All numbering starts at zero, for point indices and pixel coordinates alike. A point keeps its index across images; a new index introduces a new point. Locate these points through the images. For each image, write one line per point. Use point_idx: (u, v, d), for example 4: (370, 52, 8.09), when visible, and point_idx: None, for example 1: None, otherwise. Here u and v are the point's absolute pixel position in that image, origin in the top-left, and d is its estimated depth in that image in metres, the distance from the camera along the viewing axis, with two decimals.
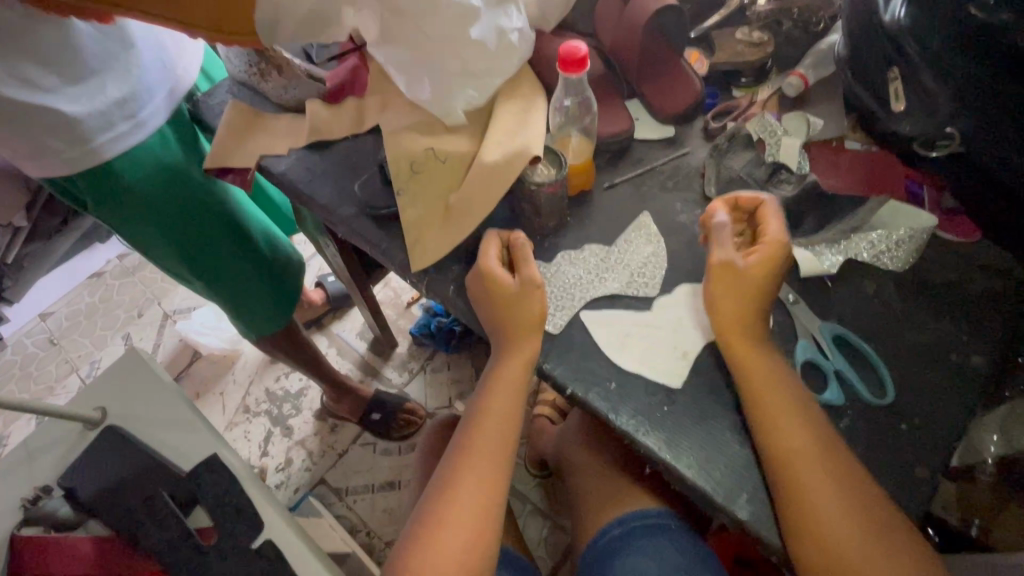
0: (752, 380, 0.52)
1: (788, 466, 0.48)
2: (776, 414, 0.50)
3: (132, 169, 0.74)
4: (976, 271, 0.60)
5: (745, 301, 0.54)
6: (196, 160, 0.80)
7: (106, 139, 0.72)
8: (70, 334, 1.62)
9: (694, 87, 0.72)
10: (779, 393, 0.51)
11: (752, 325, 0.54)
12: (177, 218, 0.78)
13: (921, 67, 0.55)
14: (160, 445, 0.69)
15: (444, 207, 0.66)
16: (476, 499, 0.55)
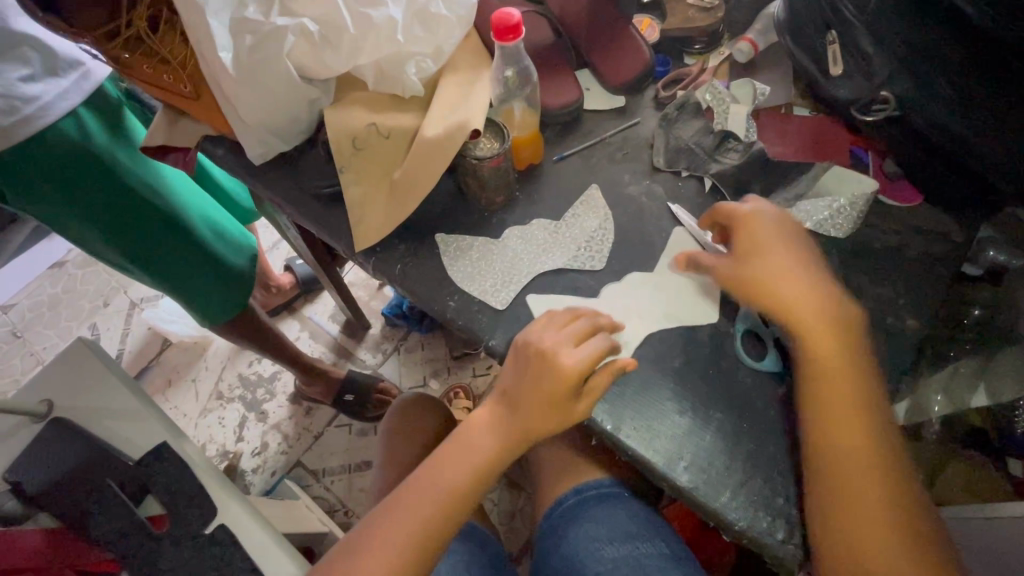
0: (820, 352, 0.50)
1: (829, 446, 0.48)
2: (831, 391, 0.49)
3: (46, 151, 0.74)
4: (915, 236, 0.61)
5: (800, 298, 0.52)
6: (120, 142, 0.79)
7: (9, 123, 0.71)
8: (33, 326, 1.58)
9: (643, 55, 0.71)
10: (839, 369, 0.50)
11: (818, 321, 0.51)
12: (98, 209, 0.79)
13: (858, 28, 0.54)
14: (108, 435, 0.68)
15: (387, 184, 0.64)
16: (417, 520, 0.53)
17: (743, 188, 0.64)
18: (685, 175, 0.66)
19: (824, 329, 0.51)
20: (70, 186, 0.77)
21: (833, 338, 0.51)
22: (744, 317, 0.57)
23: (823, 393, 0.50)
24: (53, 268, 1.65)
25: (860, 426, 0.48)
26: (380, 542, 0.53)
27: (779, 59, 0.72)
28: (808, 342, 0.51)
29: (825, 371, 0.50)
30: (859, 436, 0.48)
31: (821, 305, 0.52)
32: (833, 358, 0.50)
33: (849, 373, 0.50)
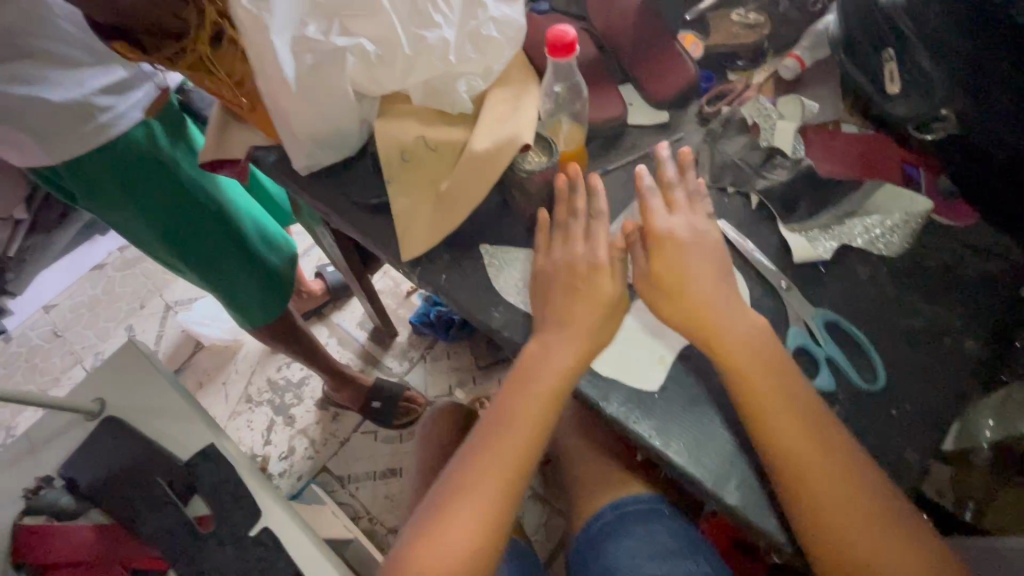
0: (738, 370, 0.52)
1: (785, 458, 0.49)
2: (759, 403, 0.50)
3: (107, 156, 0.77)
4: (970, 255, 0.60)
5: (746, 352, 0.52)
6: (181, 148, 0.82)
7: (86, 129, 0.74)
8: (74, 326, 1.63)
9: (688, 71, 0.71)
10: (763, 378, 0.51)
11: (762, 371, 0.52)
12: (158, 209, 0.81)
13: (916, 46, 0.54)
14: (157, 435, 0.70)
15: (433, 197, 0.66)
16: (479, 504, 0.54)
17: (791, 204, 0.63)
18: (730, 191, 0.66)
19: (762, 384, 0.51)
20: (133, 187, 0.79)
21: (774, 386, 0.51)
22: (793, 334, 0.56)
23: (762, 420, 0.50)
24: (93, 270, 1.71)
25: (832, 473, 0.48)
26: (444, 526, 0.53)
27: (825, 76, 0.71)
28: (748, 399, 0.51)
29: (769, 425, 0.50)
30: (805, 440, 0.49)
31: (767, 353, 0.53)
32: (772, 412, 0.50)
33: (800, 417, 0.50)
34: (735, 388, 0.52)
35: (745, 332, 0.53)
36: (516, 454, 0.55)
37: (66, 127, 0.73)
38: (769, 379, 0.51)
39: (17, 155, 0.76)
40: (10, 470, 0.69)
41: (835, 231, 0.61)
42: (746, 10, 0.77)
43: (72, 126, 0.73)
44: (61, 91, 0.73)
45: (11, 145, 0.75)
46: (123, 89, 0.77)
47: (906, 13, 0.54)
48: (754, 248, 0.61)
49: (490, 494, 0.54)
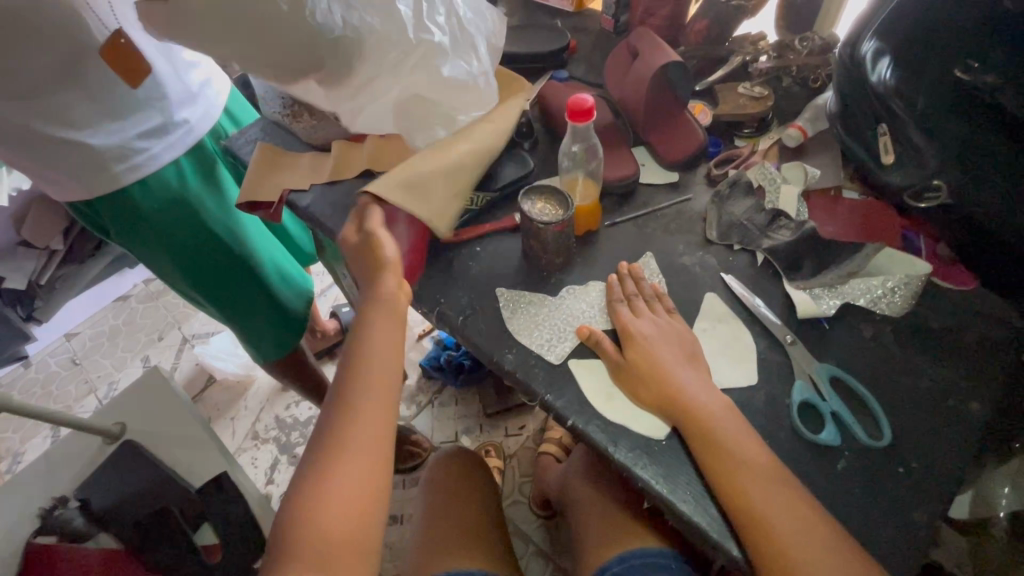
0: (692, 413, 0.54)
1: (743, 498, 0.49)
2: (718, 444, 0.52)
3: (148, 196, 0.83)
4: (973, 319, 0.62)
5: (727, 437, 0.52)
6: (211, 191, 0.89)
7: (118, 170, 0.80)
8: (92, 355, 1.67)
9: (697, 136, 0.77)
10: (722, 421, 0.53)
11: (732, 435, 0.52)
12: (187, 249, 0.87)
13: (907, 122, 0.59)
14: (174, 463, 0.73)
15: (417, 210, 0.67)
16: (362, 442, 0.55)
17: (796, 262, 0.66)
18: (737, 249, 0.69)
19: (734, 455, 0.51)
20: (167, 227, 0.85)
21: (757, 472, 0.50)
22: (799, 388, 0.58)
23: (726, 461, 0.51)
24: (117, 302, 1.77)
25: (799, 523, 0.48)
26: (327, 479, 0.53)
27: (827, 146, 0.76)
28: (733, 487, 0.50)
29: (756, 513, 0.49)
30: (771, 482, 0.50)
31: (742, 428, 0.53)
32: (751, 485, 0.50)
33: (790, 502, 0.49)
34: (705, 447, 0.52)
35: (722, 409, 0.54)
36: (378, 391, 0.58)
37: (100, 166, 0.79)
38: (751, 464, 0.51)
39: (54, 189, 0.82)
40: (23, 488, 0.70)
41: (839, 289, 0.64)
42: (752, 83, 0.83)
43: (106, 163, 0.79)
44: (99, 133, 0.78)
45: (49, 181, 0.81)
46: (157, 129, 0.82)
47: (897, 93, 0.59)
48: (760, 303, 0.64)
49: (367, 441, 0.55)
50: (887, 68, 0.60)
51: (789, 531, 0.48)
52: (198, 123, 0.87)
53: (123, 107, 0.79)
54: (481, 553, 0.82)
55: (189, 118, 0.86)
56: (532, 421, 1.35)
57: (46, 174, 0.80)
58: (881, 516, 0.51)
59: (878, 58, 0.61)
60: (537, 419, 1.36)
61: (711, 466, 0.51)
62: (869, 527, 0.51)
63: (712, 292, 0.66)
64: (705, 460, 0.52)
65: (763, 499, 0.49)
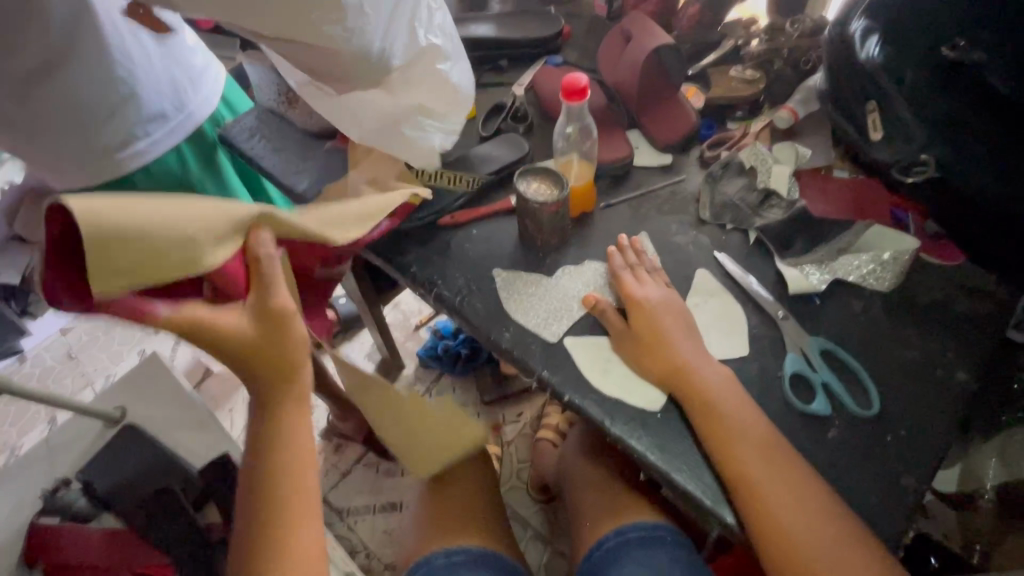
0: (690, 388, 0.55)
1: (740, 468, 0.51)
2: (716, 416, 0.53)
3: (148, 180, 0.86)
4: (960, 293, 0.63)
5: (727, 421, 0.53)
6: (210, 174, 0.91)
7: (121, 156, 0.81)
8: (88, 348, 1.67)
9: (689, 118, 0.77)
10: (722, 394, 0.54)
11: (731, 409, 0.53)
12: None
13: (894, 99, 0.61)
14: (176, 445, 0.75)
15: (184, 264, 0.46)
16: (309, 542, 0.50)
17: (787, 241, 0.67)
18: (730, 229, 0.70)
19: (732, 427, 0.52)
20: None
21: (758, 452, 0.51)
22: (791, 360, 0.59)
23: (723, 434, 0.52)
24: None
25: (793, 491, 0.49)
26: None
27: (818, 127, 0.77)
28: (737, 469, 0.51)
29: (758, 492, 0.49)
30: (767, 453, 0.51)
31: (739, 399, 0.54)
32: (749, 456, 0.51)
33: (786, 471, 0.50)
34: (703, 423, 0.53)
35: (720, 381, 0.55)
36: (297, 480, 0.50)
37: (103, 152, 0.80)
38: (755, 448, 0.51)
39: (56, 176, 0.83)
40: (26, 472, 0.72)
41: (830, 266, 0.65)
42: (744, 66, 0.84)
43: (109, 151, 0.80)
44: (100, 118, 0.78)
45: (50, 167, 0.81)
46: (157, 115, 0.82)
47: (885, 70, 0.60)
48: (752, 280, 0.65)
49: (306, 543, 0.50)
50: (876, 45, 0.61)
51: (783, 500, 0.49)
52: (197, 109, 0.87)
53: (123, 91, 0.79)
54: (480, 534, 0.83)
55: (188, 105, 0.85)
56: (529, 408, 1.36)
57: (48, 161, 0.81)
58: (869, 481, 0.53)
59: (867, 36, 0.61)
60: (533, 406, 1.37)
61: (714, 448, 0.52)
62: (859, 492, 0.52)
63: (705, 269, 0.67)
64: (705, 434, 0.53)
65: (761, 470, 0.50)
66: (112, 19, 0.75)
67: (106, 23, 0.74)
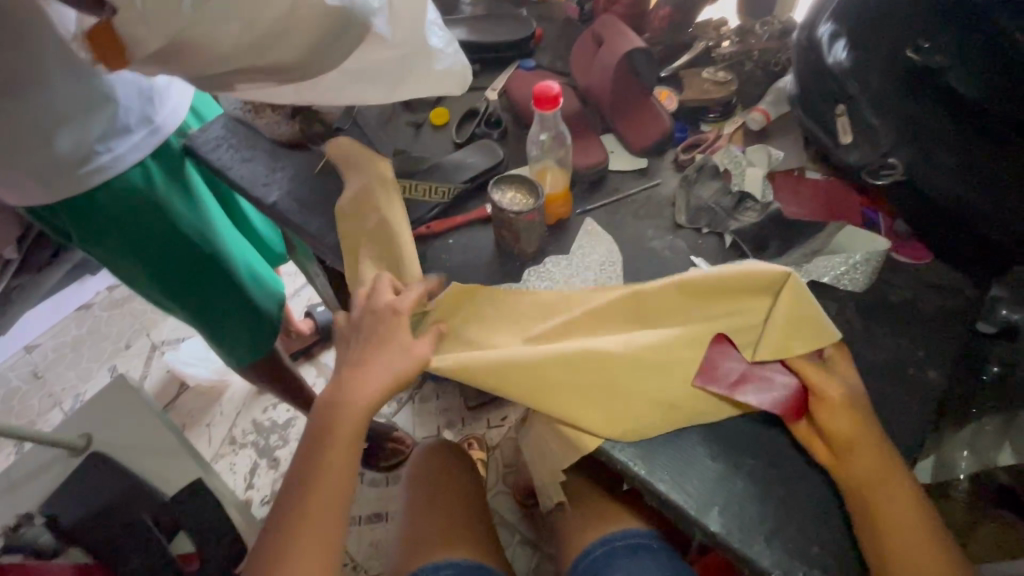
0: (834, 432, 0.51)
1: (870, 498, 0.50)
2: (858, 458, 0.50)
3: (110, 197, 0.81)
4: (927, 291, 0.65)
5: (862, 450, 0.51)
6: (176, 189, 0.87)
7: (83, 171, 0.77)
8: (55, 367, 1.61)
9: (663, 122, 0.77)
10: (865, 437, 0.51)
11: (868, 447, 0.51)
12: (162, 254, 0.86)
13: (862, 103, 0.62)
14: (147, 471, 0.75)
15: (422, 321, 0.60)
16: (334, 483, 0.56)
17: (762, 244, 0.68)
18: (706, 232, 0.70)
19: (873, 472, 0.50)
20: (134, 229, 0.84)
21: (877, 471, 0.50)
22: None
23: (858, 476, 0.50)
24: (79, 310, 1.70)
25: (915, 528, 0.48)
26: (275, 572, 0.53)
27: (789, 128, 0.78)
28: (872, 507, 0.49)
29: (877, 511, 0.49)
30: (892, 486, 0.50)
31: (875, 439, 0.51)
32: (884, 496, 0.49)
33: (906, 504, 0.49)
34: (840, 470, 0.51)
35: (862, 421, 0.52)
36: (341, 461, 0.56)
37: (62, 169, 0.76)
38: (893, 483, 0.49)
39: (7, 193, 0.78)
40: None
41: (804, 267, 0.65)
42: (715, 68, 0.85)
43: (69, 168, 0.76)
44: (59, 132, 0.75)
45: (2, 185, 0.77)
46: (121, 129, 0.79)
47: (852, 74, 0.62)
48: None
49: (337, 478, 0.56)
50: (842, 50, 0.62)
51: (908, 532, 0.48)
52: (166, 122, 0.84)
53: (84, 104, 0.76)
54: (466, 546, 0.82)
55: (154, 119, 0.83)
56: (513, 413, 1.35)
57: None
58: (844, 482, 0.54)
59: (834, 41, 0.63)
60: (518, 410, 1.36)
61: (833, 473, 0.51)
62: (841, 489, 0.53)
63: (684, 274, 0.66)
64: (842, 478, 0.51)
65: (891, 510, 0.49)
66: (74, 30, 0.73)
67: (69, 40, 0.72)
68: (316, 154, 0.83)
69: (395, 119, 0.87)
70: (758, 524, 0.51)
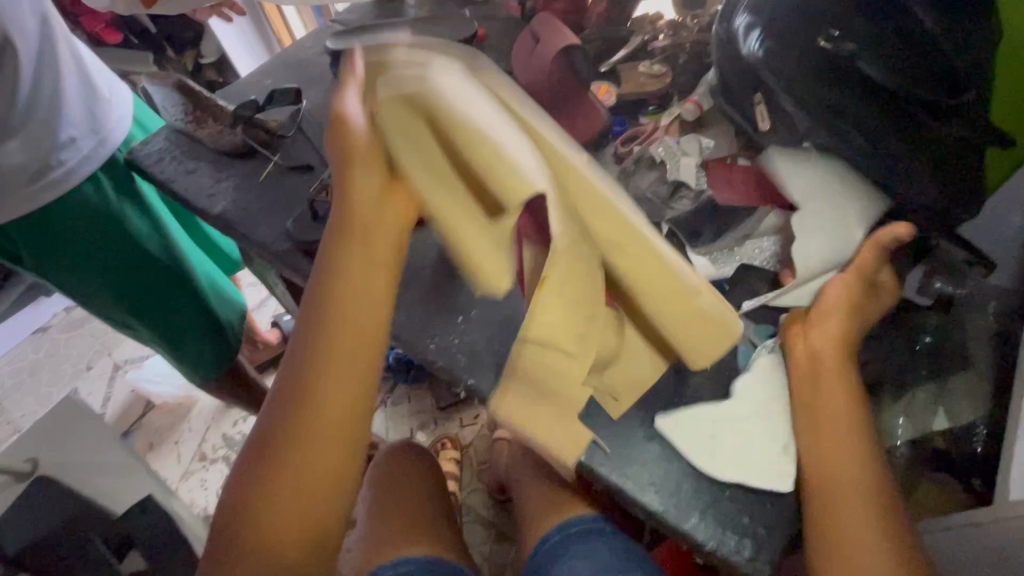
0: (820, 381, 0.53)
1: (823, 453, 0.50)
2: (826, 416, 0.52)
3: (65, 214, 0.80)
4: None
5: (832, 414, 0.51)
6: (131, 204, 0.86)
7: (34, 188, 0.77)
8: (13, 393, 1.56)
9: (601, 116, 0.79)
10: (839, 397, 0.52)
11: (839, 406, 0.52)
12: (120, 266, 0.86)
13: (777, 92, 0.64)
14: (94, 490, 0.80)
15: (395, 104, 0.49)
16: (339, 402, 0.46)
17: (697, 231, 0.70)
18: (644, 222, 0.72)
19: (836, 426, 0.51)
20: (92, 247, 0.84)
21: (851, 445, 0.50)
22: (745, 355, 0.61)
23: (818, 421, 0.52)
24: (36, 333, 1.65)
25: (864, 493, 0.48)
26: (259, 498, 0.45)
27: None
28: (828, 469, 0.50)
29: (829, 452, 0.50)
30: (848, 445, 0.50)
31: (850, 413, 0.51)
32: (842, 459, 0.49)
33: (857, 462, 0.49)
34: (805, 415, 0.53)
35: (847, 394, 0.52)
36: (348, 357, 0.48)
37: (17, 182, 0.75)
38: (851, 438, 0.50)
39: None
40: None
41: (737, 252, 0.68)
42: (652, 61, 0.87)
43: (21, 183, 0.76)
44: (11, 146, 0.75)
45: None
46: (69, 141, 0.79)
47: (767, 64, 0.64)
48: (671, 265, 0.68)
49: (337, 385, 0.47)
50: (757, 40, 0.64)
51: (852, 491, 0.48)
52: (111, 132, 0.84)
53: (30, 119, 0.75)
54: (432, 543, 0.83)
55: (104, 131, 0.83)
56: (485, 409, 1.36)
57: None
58: None
59: (749, 32, 0.65)
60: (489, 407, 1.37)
61: (809, 378, 0.54)
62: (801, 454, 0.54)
63: None
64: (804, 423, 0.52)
65: (838, 470, 0.49)
66: (27, 40, 0.73)
67: (20, 44, 0.72)
68: (259, 162, 0.82)
69: None
70: (692, 501, 0.53)
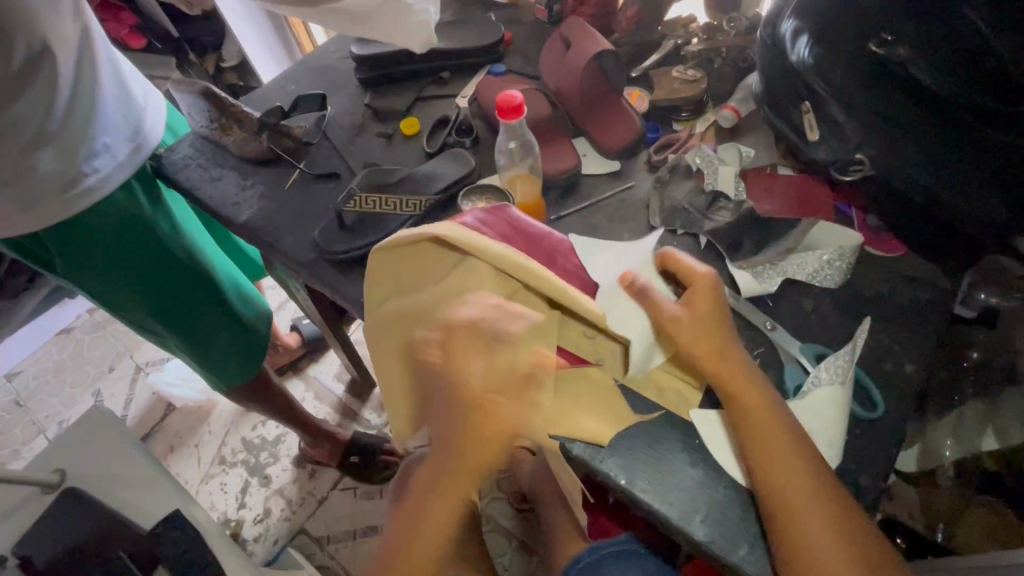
0: (743, 403, 0.52)
1: (774, 483, 0.48)
2: (765, 443, 0.50)
3: (97, 223, 0.79)
4: (903, 284, 0.64)
5: (773, 438, 0.50)
6: (162, 214, 0.86)
7: (70, 196, 0.75)
8: (37, 394, 1.57)
9: (634, 123, 0.77)
10: (764, 411, 0.51)
11: (774, 430, 0.50)
12: (152, 275, 0.86)
13: (828, 100, 0.61)
14: (123, 504, 0.77)
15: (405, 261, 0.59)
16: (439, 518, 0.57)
17: (737, 243, 0.67)
18: (681, 233, 0.69)
19: (773, 452, 0.49)
20: (124, 257, 0.83)
21: (800, 471, 0.48)
22: (791, 375, 0.58)
23: (763, 446, 0.50)
24: (60, 335, 1.66)
25: (834, 525, 0.46)
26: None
27: (758, 125, 0.77)
28: (780, 497, 0.48)
29: (780, 476, 0.48)
30: (798, 472, 0.48)
31: (788, 433, 0.50)
32: (795, 487, 0.47)
33: (812, 493, 0.47)
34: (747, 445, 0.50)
35: (772, 412, 0.51)
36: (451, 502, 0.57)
37: (54, 190, 0.74)
38: (797, 462, 0.48)
39: None
40: None
41: (779, 266, 0.65)
42: (685, 66, 0.84)
43: (57, 191, 0.75)
44: (46, 153, 0.74)
45: None
46: (102, 148, 0.78)
47: (817, 73, 0.61)
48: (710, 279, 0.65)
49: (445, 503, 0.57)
50: (806, 47, 0.62)
51: (814, 527, 0.46)
52: (146, 140, 0.84)
53: (66, 126, 0.75)
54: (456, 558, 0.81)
55: (141, 139, 0.83)
56: None
57: None
58: None
59: (797, 37, 0.63)
60: None
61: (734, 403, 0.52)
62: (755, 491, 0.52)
63: None
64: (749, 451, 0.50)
65: (802, 502, 0.47)
66: (66, 48, 0.73)
67: (60, 52, 0.72)
68: (284, 171, 0.81)
69: (365, 130, 0.86)
70: (740, 531, 0.50)
